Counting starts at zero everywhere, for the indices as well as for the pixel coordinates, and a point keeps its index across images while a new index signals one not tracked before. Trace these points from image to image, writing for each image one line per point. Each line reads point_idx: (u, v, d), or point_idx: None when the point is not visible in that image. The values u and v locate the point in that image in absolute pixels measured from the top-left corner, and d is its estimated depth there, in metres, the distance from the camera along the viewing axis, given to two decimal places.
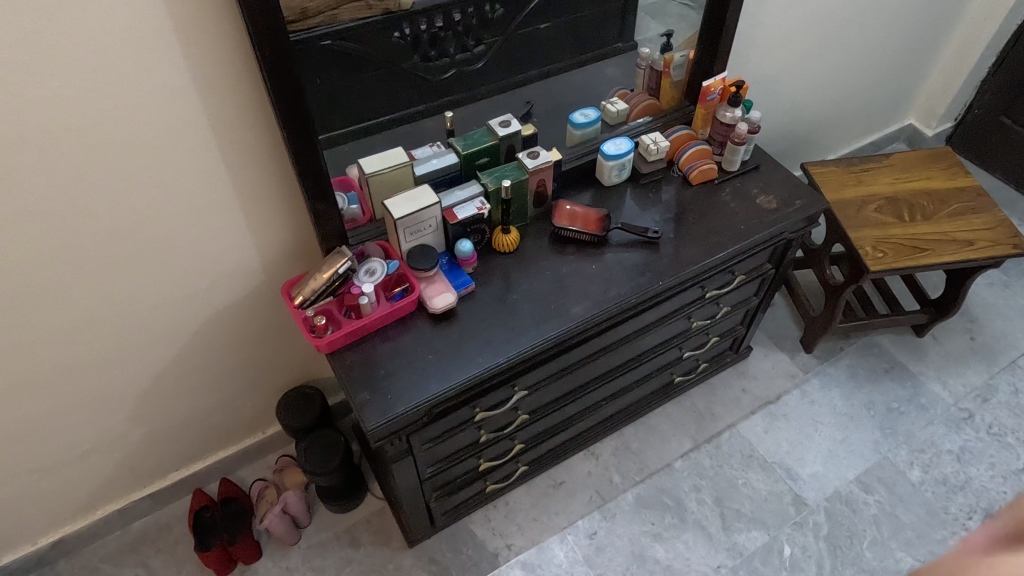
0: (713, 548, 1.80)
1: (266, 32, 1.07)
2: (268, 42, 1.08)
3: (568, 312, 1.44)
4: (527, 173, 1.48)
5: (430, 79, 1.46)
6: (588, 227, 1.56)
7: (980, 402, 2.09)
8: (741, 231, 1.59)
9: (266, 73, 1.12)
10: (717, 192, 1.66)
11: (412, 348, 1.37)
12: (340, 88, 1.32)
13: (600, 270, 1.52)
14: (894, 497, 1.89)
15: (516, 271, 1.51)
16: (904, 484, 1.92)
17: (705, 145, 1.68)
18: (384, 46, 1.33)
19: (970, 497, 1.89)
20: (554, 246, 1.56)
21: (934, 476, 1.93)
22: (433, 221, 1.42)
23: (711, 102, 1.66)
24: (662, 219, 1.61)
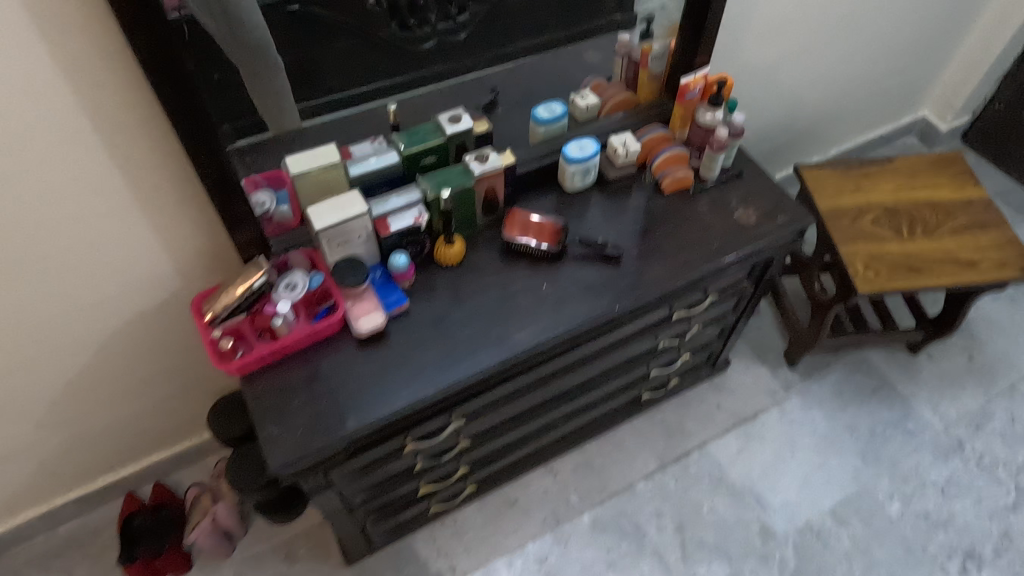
0: None
1: (146, 32, 0.93)
2: (149, 42, 0.95)
3: (510, 338, 1.29)
4: (474, 179, 1.32)
5: (411, 49, 1.28)
6: (544, 239, 1.40)
7: (972, 430, 1.94)
8: (715, 248, 1.41)
9: (153, 78, 0.99)
10: (692, 202, 1.48)
11: (331, 374, 1.23)
12: (286, 68, 1.15)
13: (552, 289, 1.36)
14: (870, 531, 1.77)
15: (458, 287, 1.36)
16: (881, 518, 1.79)
17: (681, 149, 1.50)
18: (344, 23, 1.15)
19: (951, 535, 1.77)
20: (504, 259, 1.40)
21: (915, 510, 1.81)
22: (363, 231, 1.26)
23: (691, 100, 1.47)
24: (628, 231, 1.44)
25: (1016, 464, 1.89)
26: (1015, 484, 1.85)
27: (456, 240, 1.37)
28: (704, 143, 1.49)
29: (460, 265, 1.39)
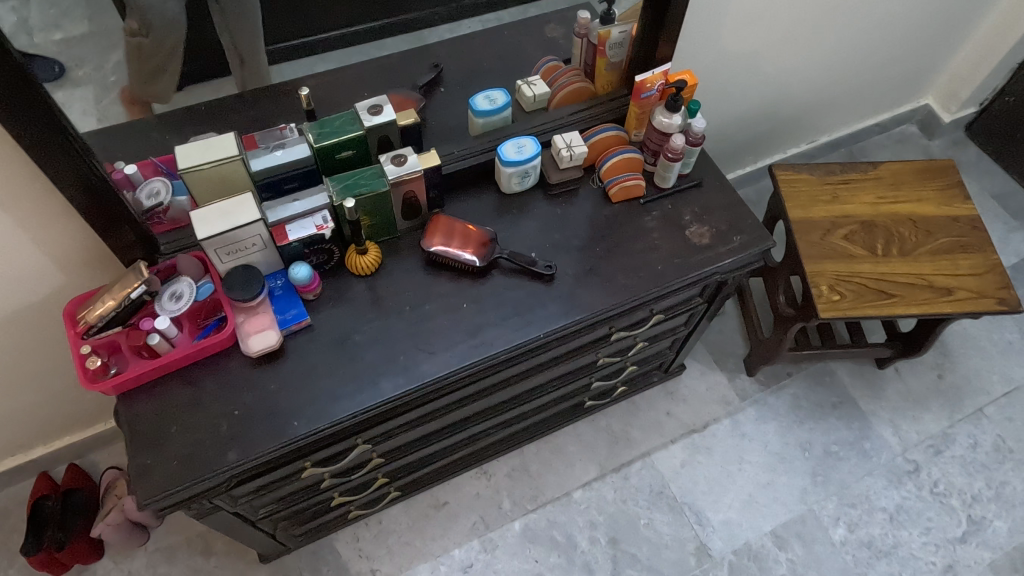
0: None
1: None
2: None
3: (420, 366, 1.16)
4: (389, 184, 1.17)
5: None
6: (470, 251, 1.25)
7: (931, 455, 1.86)
8: (660, 270, 1.27)
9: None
10: (641, 214, 1.34)
11: (216, 397, 1.12)
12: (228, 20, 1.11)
13: (473, 308, 1.23)
14: (810, 557, 1.71)
15: (369, 301, 1.22)
16: (823, 543, 1.73)
17: (634, 154, 1.34)
18: None
19: (894, 566, 1.70)
20: (424, 270, 1.26)
21: (859, 537, 1.74)
22: (257, 239, 1.13)
23: (647, 100, 1.31)
24: (566, 245, 1.30)
25: (971, 494, 1.81)
26: (967, 514, 1.78)
27: (371, 249, 1.23)
28: (660, 150, 1.33)
29: (375, 275, 1.25)
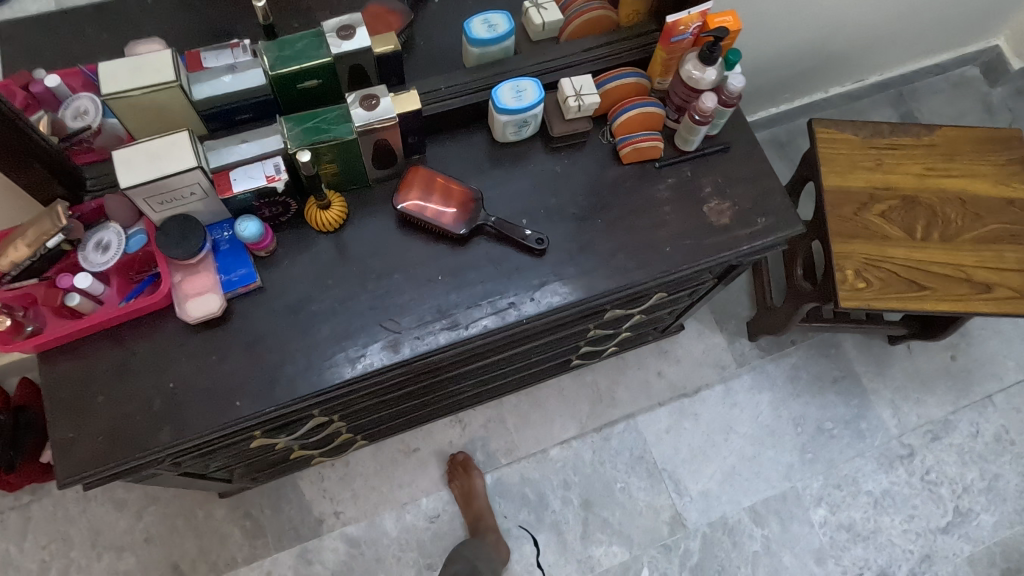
0: (563, 557, 1.61)
1: None
2: None
3: (381, 346, 1.02)
4: (355, 132, 0.97)
5: None
6: (451, 211, 1.08)
7: (927, 441, 1.77)
8: (667, 252, 1.10)
9: None
10: (653, 181, 1.15)
11: (148, 366, 0.99)
12: None
13: (449, 281, 1.07)
14: (785, 535, 1.66)
15: (330, 262, 1.07)
16: (801, 523, 1.67)
17: (655, 108, 1.13)
18: None
19: (869, 551, 1.66)
20: (396, 229, 1.09)
21: (839, 519, 1.68)
22: (195, 188, 0.94)
23: (678, 45, 1.08)
24: (563, 212, 1.12)
25: (962, 485, 1.74)
26: (953, 505, 1.72)
27: (334, 202, 1.06)
28: (686, 106, 1.12)
29: (339, 232, 1.08)
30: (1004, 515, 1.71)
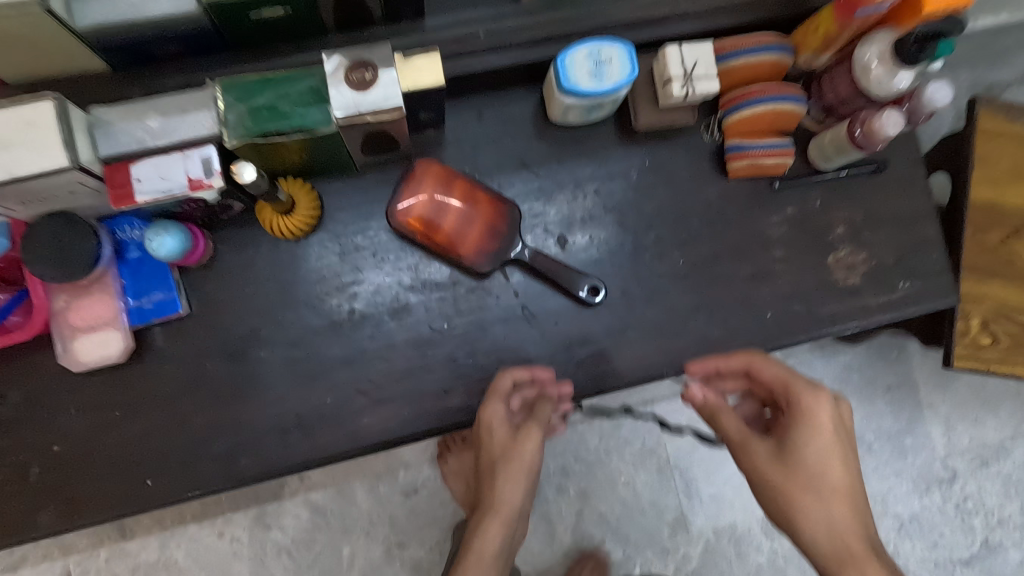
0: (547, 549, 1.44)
1: None
2: None
3: (355, 421, 0.73)
4: (336, 126, 0.61)
5: None
6: (477, 227, 0.73)
7: (974, 466, 1.56)
8: (769, 321, 0.78)
9: None
10: (765, 209, 0.79)
11: (26, 419, 0.70)
12: None
13: (459, 333, 0.75)
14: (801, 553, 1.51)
15: (291, 286, 0.74)
16: None
17: (797, 104, 0.75)
18: None
19: None
20: (390, 246, 0.75)
21: None
22: (79, 187, 0.60)
23: (863, 20, 0.67)
24: (632, 245, 0.78)
25: (999, 517, 1.55)
26: (983, 538, 1.55)
27: (299, 197, 0.71)
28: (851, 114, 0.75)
29: (308, 241, 0.75)
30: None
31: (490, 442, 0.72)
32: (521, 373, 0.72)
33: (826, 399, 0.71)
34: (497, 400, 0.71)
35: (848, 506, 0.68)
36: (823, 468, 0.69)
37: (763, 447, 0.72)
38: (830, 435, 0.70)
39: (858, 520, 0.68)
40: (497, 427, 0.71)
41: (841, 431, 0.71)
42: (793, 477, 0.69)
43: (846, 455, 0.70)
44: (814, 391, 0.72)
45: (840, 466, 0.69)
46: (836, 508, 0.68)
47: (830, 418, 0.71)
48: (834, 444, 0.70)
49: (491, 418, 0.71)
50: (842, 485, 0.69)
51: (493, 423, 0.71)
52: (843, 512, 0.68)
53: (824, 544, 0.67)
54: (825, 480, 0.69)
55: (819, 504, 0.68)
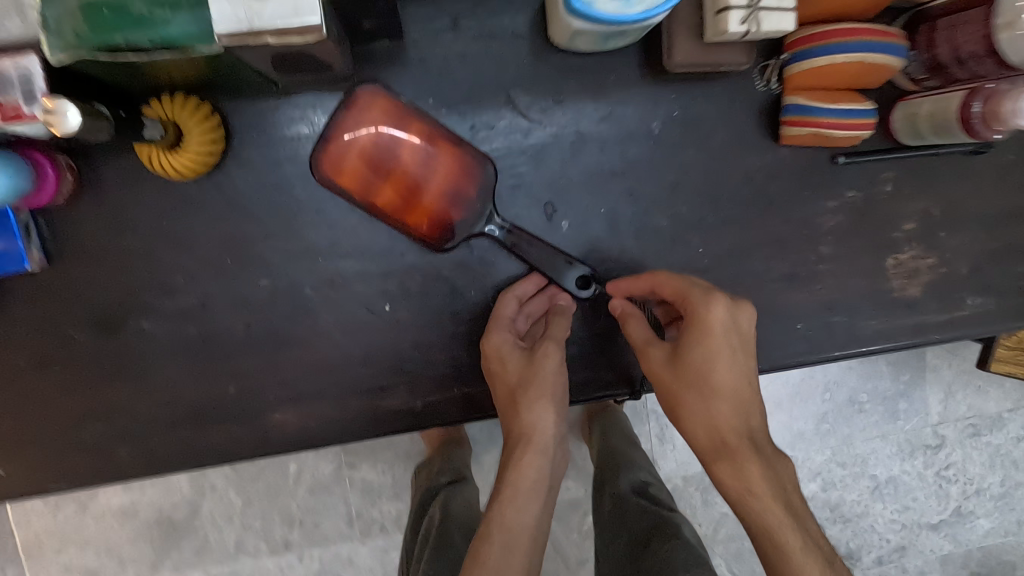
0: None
1: None
2: None
3: (264, 418, 0.58)
4: (215, 41, 0.40)
5: None
6: (433, 184, 0.56)
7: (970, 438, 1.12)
8: (799, 337, 0.62)
9: None
10: (819, 191, 0.60)
11: None
12: None
13: (403, 321, 0.58)
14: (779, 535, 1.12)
15: (189, 245, 0.56)
16: None
17: (896, 53, 0.53)
18: None
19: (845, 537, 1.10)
20: (319, 200, 0.56)
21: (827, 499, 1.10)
22: None
23: None
24: (639, 225, 0.59)
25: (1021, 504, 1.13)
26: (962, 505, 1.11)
27: (168, 123, 0.50)
28: (972, 83, 0.54)
29: (211, 184, 0.56)
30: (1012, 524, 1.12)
31: (501, 372, 0.52)
32: (524, 288, 0.57)
33: (721, 306, 0.51)
34: (502, 328, 0.54)
35: (747, 402, 0.51)
36: (707, 366, 0.51)
37: (652, 350, 0.54)
38: (720, 340, 0.51)
39: (743, 416, 0.51)
40: (510, 355, 0.52)
41: (741, 333, 0.52)
42: (678, 378, 0.52)
43: (741, 352, 0.52)
44: (710, 298, 0.51)
45: (730, 361, 0.51)
46: (714, 403, 0.51)
47: (727, 318, 0.51)
48: (723, 345, 0.51)
49: (499, 349, 0.53)
50: (731, 386, 0.51)
51: (497, 353, 0.53)
52: (722, 410, 0.51)
53: (699, 438, 0.52)
54: (708, 377, 0.51)
55: (701, 399, 0.51)
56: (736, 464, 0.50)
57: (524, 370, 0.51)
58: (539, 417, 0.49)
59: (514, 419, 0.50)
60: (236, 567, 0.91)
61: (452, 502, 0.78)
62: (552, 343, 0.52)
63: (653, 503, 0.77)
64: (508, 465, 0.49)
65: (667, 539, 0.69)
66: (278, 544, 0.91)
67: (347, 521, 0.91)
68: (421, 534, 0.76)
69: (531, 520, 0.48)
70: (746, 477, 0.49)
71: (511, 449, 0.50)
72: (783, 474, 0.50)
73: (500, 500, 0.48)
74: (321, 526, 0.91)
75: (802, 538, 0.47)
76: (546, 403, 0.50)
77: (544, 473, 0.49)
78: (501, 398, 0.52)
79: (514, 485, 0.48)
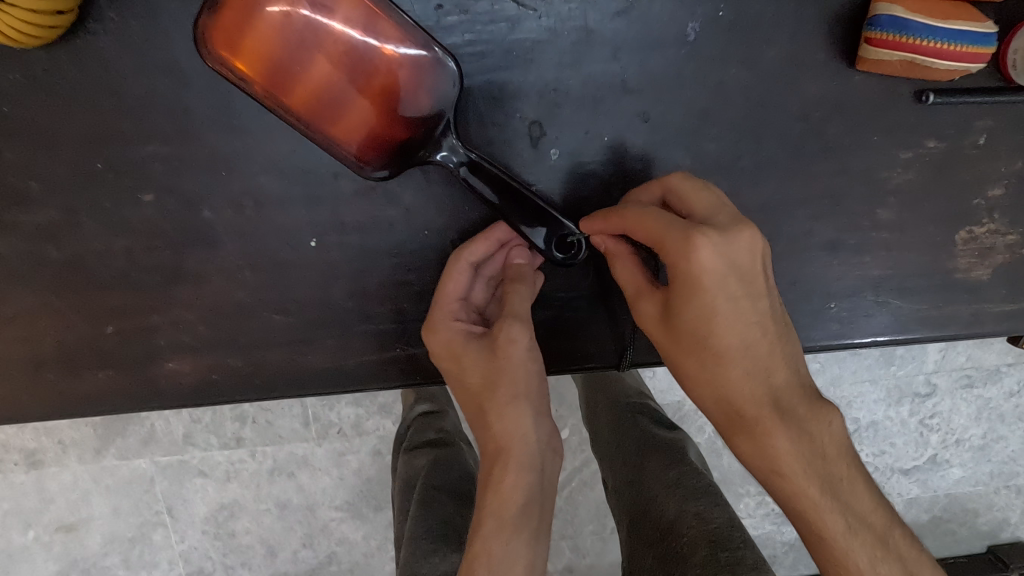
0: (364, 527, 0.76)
1: None
2: None
3: (151, 366, 0.46)
4: None
5: None
6: (370, 96, 0.39)
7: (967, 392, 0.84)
8: (831, 320, 0.49)
9: None
10: (894, 136, 0.46)
11: None
12: None
13: (333, 260, 0.45)
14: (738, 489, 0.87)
15: (47, 141, 0.42)
16: None
17: None
18: None
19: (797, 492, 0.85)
20: (225, 93, 0.42)
21: None
22: None
23: None
24: (653, 161, 0.45)
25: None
26: (933, 453, 0.84)
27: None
28: None
29: (73, 58, 0.40)
30: (986, 477, 0.85)
31: (464, 378, 0.42)
32: (479, 248, 0.44)
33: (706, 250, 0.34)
34: (449, 318, 0.43)
35: (765, 363, 0.36)
36: (701, 328, 0.36)
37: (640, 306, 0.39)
38: (714, 294, 0.35)
39: (761, 377, 0.36)
40: (466, 348, 0.42)
41: (739, 279, 0.36)
42: (673, 338, 0.38)
43: (747, 299, 0.36)
44: (687, 238, 0.35)
45: (729, 316, 0.36)
46: (717, 371, 0.37)
47: (718, 262, 0.35)
48: (716, 300, 0.35)
49: (451, 345, 0.42)
50: (739, 346, 0.36)
51: (451, 354, 0.42)
52: (729, 380, 0.36)
53: (711, 407, 0.38)
54: (708, 340, 0.36)
55: (700, 368, 0.37)
56: (757, 441, 0.36)
57: (486, 366, 0.41)
58: (511, 425, 0.40)
59: (484, 428, 0.41)
60: (186, 457, 0.72)
61: (423, 448, 0.65)
62: (513, 323, 0.41)
63: (653, 422, 0.62)
64: (485, 487, 0.40)
65: (672, 462, 0.55)
66: (229, 439, 0.72)
67: (302, 421, 0.72)
68: (400, 482, 0.64)
69: (528, 545, 0.38)
70: (769, 457, 0.36)
71: (486, 468, 0.41)
72: (829, 440, 0.36)
73: (482, 531, 0.38)
74: (273, 422, 0.72)
75: (857, 527, 0.35)
76: (521, 404, 0.40)
77: (535, 489, 0.40)
78: (466, 402, 0.42)
79: (495, 512, 0.39)
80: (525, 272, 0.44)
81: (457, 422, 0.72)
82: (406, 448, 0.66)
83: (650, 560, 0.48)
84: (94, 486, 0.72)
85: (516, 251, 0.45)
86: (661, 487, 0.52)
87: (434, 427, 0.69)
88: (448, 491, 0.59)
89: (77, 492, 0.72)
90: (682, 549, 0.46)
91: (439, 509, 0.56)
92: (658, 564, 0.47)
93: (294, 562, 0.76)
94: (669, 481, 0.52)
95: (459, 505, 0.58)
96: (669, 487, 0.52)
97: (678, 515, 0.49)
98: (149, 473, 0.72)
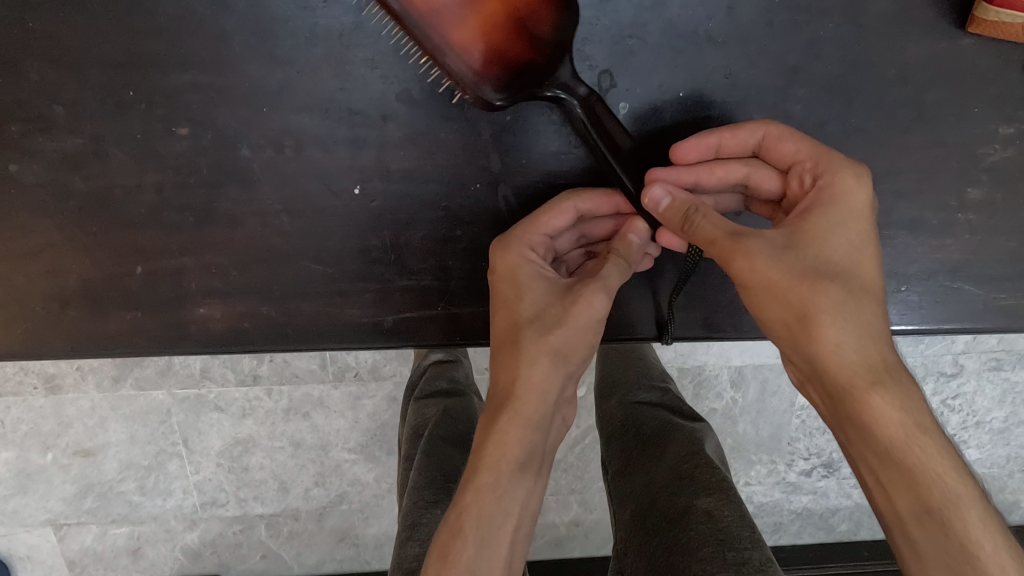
0: (379, 473, 0.74)
1: None
2: None
3: (178, 311, 0.43)
4: None
5: None
6: (499, 45, 0.35)
7: (1002, 380, 0.71)
8: (898, 303, 0.45)
9: None
10: (997, 108, 0.41)
11: None
12: None
13: (377, 210, 0.42)
14: (738, 471, 0.73)
15: (76, 62, 0.39)
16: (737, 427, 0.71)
17: None
18: None
19: (807, 477, 0.73)
20: (269, 21, 0.38)
21: (788, 426, 0.71)
22: None
23: None
24: (730, 121, 0.41)
25: None
26: (951, 433, 0.73)
27: None
28: None
29: None
30: (1000, 460, 0.75)
31: (514, 301, 0.38)
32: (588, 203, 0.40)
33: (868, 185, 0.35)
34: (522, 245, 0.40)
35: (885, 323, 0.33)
36: (837, 268, 0.33)
37: (759, 234, 0.34)
38: (859, 228, 0.34)
39: (885, 334, 0.33)
40: (530, 279, 0.38)
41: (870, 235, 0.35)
42: (808, 271, 0.33)
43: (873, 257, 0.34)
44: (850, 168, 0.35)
45: (860, 260, 0.34)
46: (857, 313, 0.32)
47: (864, 205, 0.35)
48: (858, 237, 0.34)
49: (515, 269, 0.39)
50: (872, 290, 0.33)
51: (511, 277, 0.39)
52: (869, 323, 0.32)
53: (841, 352, 0.32)
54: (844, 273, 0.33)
55: (839, 308, 0.32)
56: (895, 389, 0.31)
57: (545, 304, 0.37)
58: (537, 377, 0.36)
59: (508, 370, 0.36)
60: (203, 391, 0.69)
61: (434, 397, 0.63)
62: (598, 284, 0.37)
63: (673, 408, 0.58)
64: (485, 435, 0.35)
65: (683, 448, 0.50)
66: (246, 376, 0.69)
67: (320, 361, 0.69)
68: (405, 431, 0.62)
69: (518, 505, 0.34)
70: (910, 407, 0.30)
71: (489, 413, 0.36)
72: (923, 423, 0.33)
73: (474, 482, 0.34)
74: (290, 362, 0.68)
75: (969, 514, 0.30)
76: (547, 358, 0.36)
77: (535, 446, 0.35)
78: (500, 329, 0.38)
79: (493, 464, 0.34)
80: (633, 252, 0.39)
81: (470, 373, 0.70)
82: (418, 395, 0.65)
83: (650, 548, 0.45)
84: (111, 414, 0.69)
85: (636, 225, 0.40)
86: (671, 476, 0.48)
87: (446, 376, 0.67)
88: (455, 442, 0.57)
89: (95, 417, 0.69)
90: (687, 542, 0.43)
91: (444, 461, 0.55)
92: (655, 552, 0.44)
93: (305, 500, 0.74)
94: (680, 461, 0.49)
95: (464, 459, 0.57)
96: (677, 475, 0.48)
97: (689, 504, 0.45)
98: (165, 405, 0.69)
